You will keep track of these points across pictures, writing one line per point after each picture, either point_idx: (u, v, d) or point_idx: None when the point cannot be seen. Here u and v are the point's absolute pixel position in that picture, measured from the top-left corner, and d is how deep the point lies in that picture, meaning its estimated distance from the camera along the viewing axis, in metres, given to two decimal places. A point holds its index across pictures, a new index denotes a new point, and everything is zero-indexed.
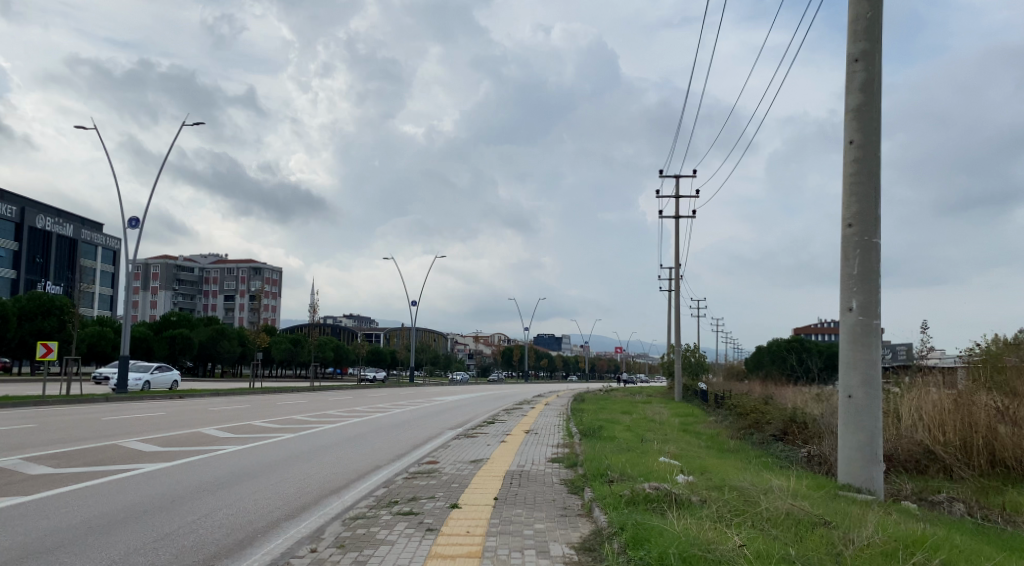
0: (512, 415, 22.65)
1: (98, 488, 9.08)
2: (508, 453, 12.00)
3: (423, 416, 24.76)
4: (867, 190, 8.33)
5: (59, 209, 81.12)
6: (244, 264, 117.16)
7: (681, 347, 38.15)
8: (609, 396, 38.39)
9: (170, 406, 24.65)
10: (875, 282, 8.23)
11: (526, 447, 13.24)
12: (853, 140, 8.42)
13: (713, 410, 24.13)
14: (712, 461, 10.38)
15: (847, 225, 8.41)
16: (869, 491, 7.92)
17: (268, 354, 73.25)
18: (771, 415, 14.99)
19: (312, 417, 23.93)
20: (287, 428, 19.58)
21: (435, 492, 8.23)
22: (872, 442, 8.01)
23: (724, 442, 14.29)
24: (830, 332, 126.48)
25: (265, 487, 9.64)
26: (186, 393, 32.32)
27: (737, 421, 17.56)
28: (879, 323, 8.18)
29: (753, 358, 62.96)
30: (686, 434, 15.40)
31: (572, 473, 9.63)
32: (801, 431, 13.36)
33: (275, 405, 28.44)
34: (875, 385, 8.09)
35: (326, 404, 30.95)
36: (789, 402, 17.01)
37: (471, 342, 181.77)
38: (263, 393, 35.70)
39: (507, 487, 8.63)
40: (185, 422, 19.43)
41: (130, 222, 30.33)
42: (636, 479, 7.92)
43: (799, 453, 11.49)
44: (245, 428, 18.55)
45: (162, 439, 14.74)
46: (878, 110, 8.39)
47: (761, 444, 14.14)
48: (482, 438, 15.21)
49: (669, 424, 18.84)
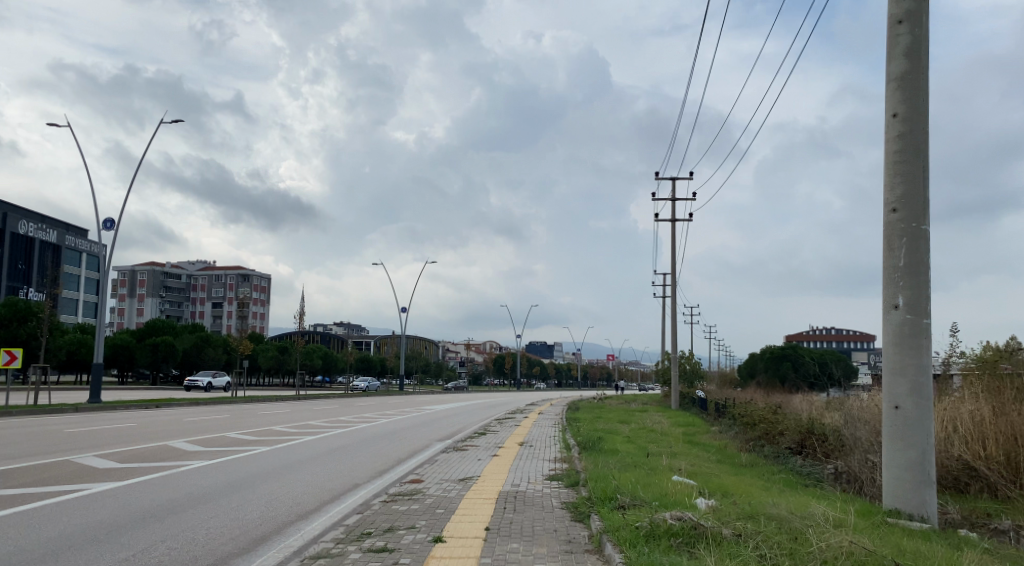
0: (504, 425, 21.48)
1: (26, 516, 7.84)
2: (501, 470, 10.83)
3: (411, 426, 23.49)
4: (913, 170, 7.23)
5: (42, 215, 79.52)
6: (232, 272, 115.90)
7: (676, 353, 37.04)
8: (604, 404, 37.37)
9: (143, 416, 23.28)
10: (925, 275, 7.13)
11: (521, 462, 12.03)
12: (897, 113, 7.35)
13: (716, 420, 22.97)
14: (729, 479, 9.23)
15: (890, 210, 7.33)
16: (922, 518, 6.80)
17: (255, 362, 71.77)
18: (784, 425, 13.89)
19: (293, 427, 22.63)
20: (264, 440, 18.28)
21: (417, 520, 7.09)
22: (923, 460, 6.89)
23: (735, 456, 13.17)
24: (824, 337, 125.91)
25: (223, 512, 8.43)
26: (164, 402, 30.99)
27: (746, 433, 16.41)
28: (929, 323, 7.09)
29: (748, 365, 61.86)
30: (693, 447, 14.27)
31: (574, 495, 8.47)
32: (821, 443, 12.27)
33: (256, 415, 27.12)
34: (926, 394, 6.99)
35: (311, 413, 29.66)
36: (800, 411, 15.94)
37: (461, 350, 180.22)
38: (246, 403, 34.25)
39: (501, 514, 7.48)
40: (153, 433, 18.12)
41: (105, 223, 29.04)
42: (652, 505, 6.77)
43: (824, 470, 10.40)
44: (219, 439, 17.31)
45: (120, 454, 13.47)
46: (926, 77, 7.30)
47: (776, 458, 13.01)
48: (472, 451, 14.03)
49: (671, 434, 17.71)
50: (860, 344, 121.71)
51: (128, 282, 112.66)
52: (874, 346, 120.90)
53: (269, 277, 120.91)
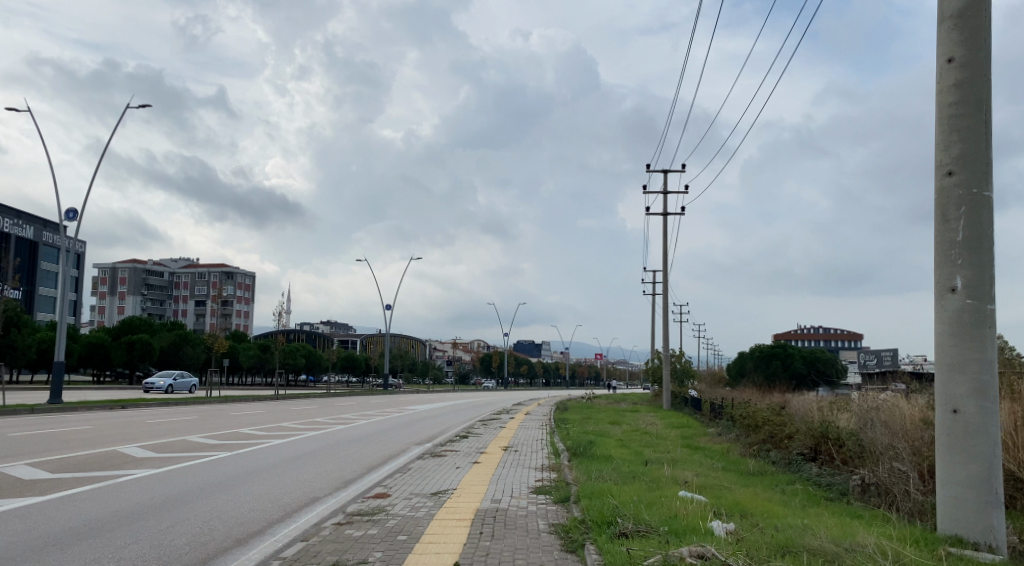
0: (489, 427, 20.20)
1: None
2: (481, 481, 9.56)
3: (390, 428, 22.09)
4: (975, 126, 6.00)
5: (18, 211, 77.00)
6: (216, 270, 113.68)
7: (667, 351, 35.85)
8: (592, 404, 36.24)
9: (104, 417, 21.75)
10: (988, 252, 5.91)
11: (503, 471, 10.72)
12: (954, 58, 6.11)
13: (711, 422, 21.74)
14: (745, 495, 7.96)
15: (945, 173, 6.09)
16: (990, 547, 5.58)
17: (236, 360, 70.04)
18: (792, 429, 12.74)
19: (263, 430, 21.15)
20: (230, 444, 16.86)
21: (371, 551, 5.84)
22: (990, 477, 5.66)
23: (740, 463, 11.94)
24: (812, 337, 125.40)
25: (146, 539, 7.09)
26: (132, 401, 29.48)
27: (748, 436, 15.20)
28: (993, 309, 5.87)
29: (737, 363, 61.01)
30: (695, 452, 13.06)
31: (564, 515, 7.23)
32: (836, 448, 11.09)
33: (228, 416, 25.63)
34: (991, 396, 5.75)
35: (287, 414, 28.18)
36: (805, 412, 14.81)
37: (449, 349, 178.57)
38: (219, 403, 32.71)
39: (475, 540, 6.21)
40: (107, 437, 16.65)
41: (68, 213, 27.40)
42: (661, 537, 5.52)
43: (849, 481, 9.15)
44: (177, 444, 15.79)
45: (57, 462, 12.01)
46: (988, 15, 6.07)
47: (785, 465, 11.84)
48: (451, 457, 12.72)
49: (666, 437, 16.49)
50: (847, 343, 121.76)
51: (109, 279, 110.40)
52: (861, 345, 120.81)
53: (253, 275, 118.76)
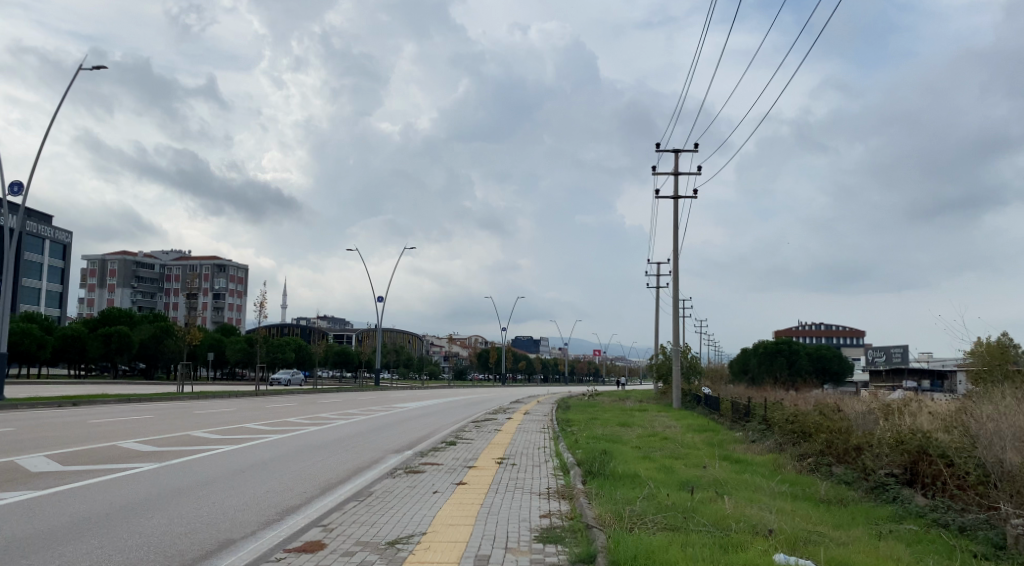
0: (480, 431, 17.20)
1: None
2: (461, 521, 6.64)
3: (370, 431, 19.07)
4: None
5: None
6: (207, 262, 110.17)
7: (676, 346, 32.84)
8: (596, 402, 33.51)
9: (35, 418, 18.65)
10: None
11: (493, 499, 7.84)
12: None
13: (738, 425, 18.96)
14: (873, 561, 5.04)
15: None
16: None
17: (220, 354, 66.94)
18: (871, 440, 9.84)
19: (218, 433, 18.06)
20: (169, 451, 13.79)
21: None
22: None
23: (808, 487, 9.09)
24: (815, 333, 121.91)
25: None
26: (89, 398, 26.54)
27: (797, 446, 12.35)
28: None
29: (740, 359, 58.20)
30: (742, 470, 10.17)
31: None
32: (937, 471, 8.30)
33: (192, 416, 22.73)
34: None
35: (260, 413, 25.15)
36: (862, 408, 12.03)
37: (444, 345, 174.78)
38: (188, 400, 29.67)
39: None
40: (16, 444, 13.61)
41: (13, 187, 24.42)
42: None
43: (999, 528, 6.23)
44: (100, 452, 12.79)
45: None
46: None
47: (869, 490, 8.98)
48: (428, 475, 9.80)
49: (692, 447, 13.66)
50: (850, 341, 119.80)
51: (98, 271, 107.38)
52: (863, 343, 118.77)
53: (247, 268, 115.48)
